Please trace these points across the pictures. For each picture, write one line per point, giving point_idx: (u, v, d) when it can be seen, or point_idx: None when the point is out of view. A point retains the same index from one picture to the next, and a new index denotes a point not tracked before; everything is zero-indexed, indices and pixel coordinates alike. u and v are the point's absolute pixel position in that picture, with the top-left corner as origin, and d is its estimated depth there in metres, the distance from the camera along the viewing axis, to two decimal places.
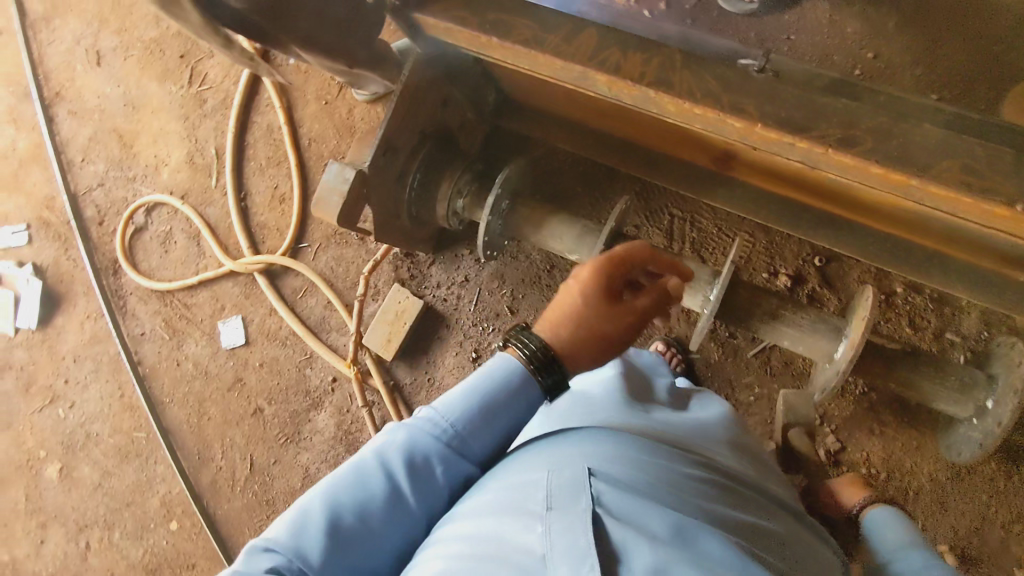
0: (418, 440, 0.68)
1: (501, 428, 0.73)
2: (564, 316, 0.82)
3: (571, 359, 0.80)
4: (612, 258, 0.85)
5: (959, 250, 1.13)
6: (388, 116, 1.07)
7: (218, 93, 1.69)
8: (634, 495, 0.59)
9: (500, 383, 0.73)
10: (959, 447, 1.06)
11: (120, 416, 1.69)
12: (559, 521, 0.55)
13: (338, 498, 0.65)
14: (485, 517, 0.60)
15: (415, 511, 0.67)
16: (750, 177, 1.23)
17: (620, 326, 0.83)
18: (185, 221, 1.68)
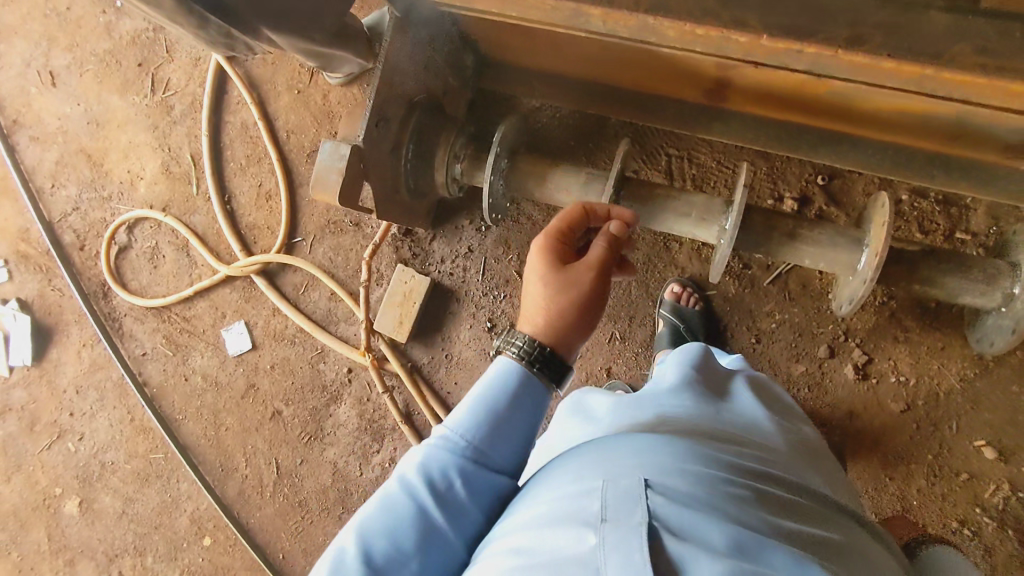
0: (434, 460, 0.66)
1: (520, 433, 0.70)
2: (532, 308, 0.78)
3: (560, 341, 0.76)
4: (552, 234, 0.84)
5: (964, 150, 1.11)
6: (375, 88, 1.04)
7: (184, 96, 1.62)
8: (694, 507, 0.56)
9: (505, 390, 0.70)
10: (990, 339, 1.07)
11: (133, 440, 1.65)
12: (614, 534, 0.53)
13: (366, 531, 0.63)
14: (534, 529, 0.58)
15: (450, 534, 0.65)
16: (743, 108, 1.21)
17: (587, 284, 0.78)
18: (171, 233, 1.63)
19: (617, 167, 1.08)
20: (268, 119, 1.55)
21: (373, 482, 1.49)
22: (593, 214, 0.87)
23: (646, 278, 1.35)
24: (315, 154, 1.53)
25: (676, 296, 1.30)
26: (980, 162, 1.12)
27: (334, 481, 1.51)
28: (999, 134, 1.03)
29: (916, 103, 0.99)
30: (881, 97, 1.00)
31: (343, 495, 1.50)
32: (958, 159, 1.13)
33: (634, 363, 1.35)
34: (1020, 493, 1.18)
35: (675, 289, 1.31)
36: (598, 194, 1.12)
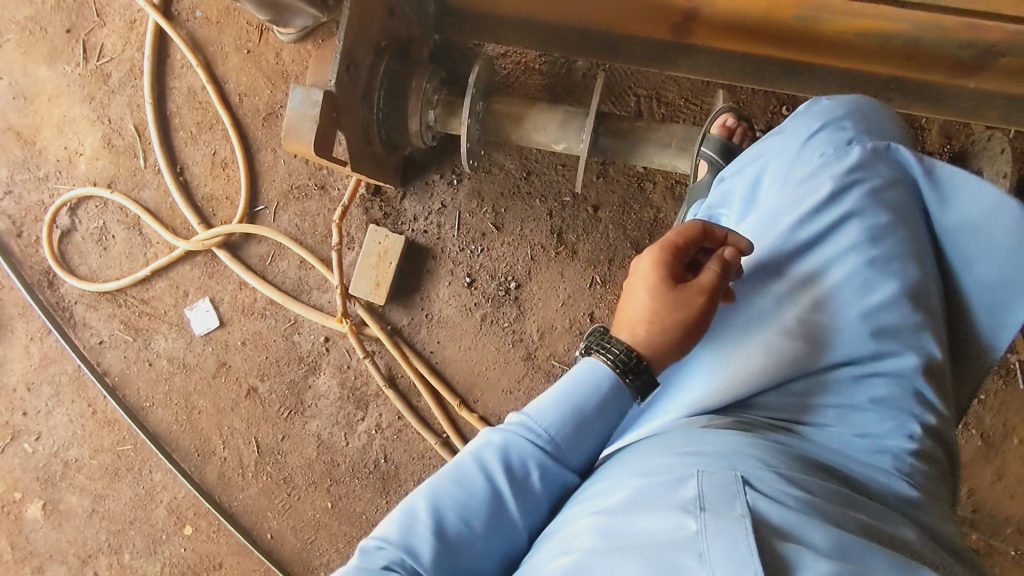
0: (512, 444, 0.69)
1: (597, 437, 0.72)
2: (635, 317, 0.77)
3: (657, 359, 0.75)
4: (668, 248, 0.77)
5: (919, 70, 1.12)
6: (343, 28, 1.00)
7: (122, 63, 1.52)
8: (793, 508, 0.56)
9: (590, 389, 0.72)
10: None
11: (97, 434, 1.56)
12: (715, 522, 0.53)
13: (441, 497, 0.67)
14: (624, 513, 0.59)
15: (517, 518, 0.68)
16: (705, 42, 1.19)
17: (697, 314, 0.75)
18: (119, 211, 1.54)
19: (596, 103, 1.08)
20: (217, 82, 1.47)
21: (361, 451, 1.46)
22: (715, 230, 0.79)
23: (624, 221, 1.35)
24: (271, 117, 1.46)
25: (727, 130, 1.09)
26: (934, 84, 1.14)
27: (320, 453, 1.47)
28: (952, 43, 1.06)
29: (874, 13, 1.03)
30: (846, 16, 1.06)
31: (329, 467, 1.47)
32: (911, 82, 1.14)
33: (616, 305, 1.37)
34: (983, 396, 1.26)
35: (728, 122, 1.09)
36: (576, 134, 1.12)
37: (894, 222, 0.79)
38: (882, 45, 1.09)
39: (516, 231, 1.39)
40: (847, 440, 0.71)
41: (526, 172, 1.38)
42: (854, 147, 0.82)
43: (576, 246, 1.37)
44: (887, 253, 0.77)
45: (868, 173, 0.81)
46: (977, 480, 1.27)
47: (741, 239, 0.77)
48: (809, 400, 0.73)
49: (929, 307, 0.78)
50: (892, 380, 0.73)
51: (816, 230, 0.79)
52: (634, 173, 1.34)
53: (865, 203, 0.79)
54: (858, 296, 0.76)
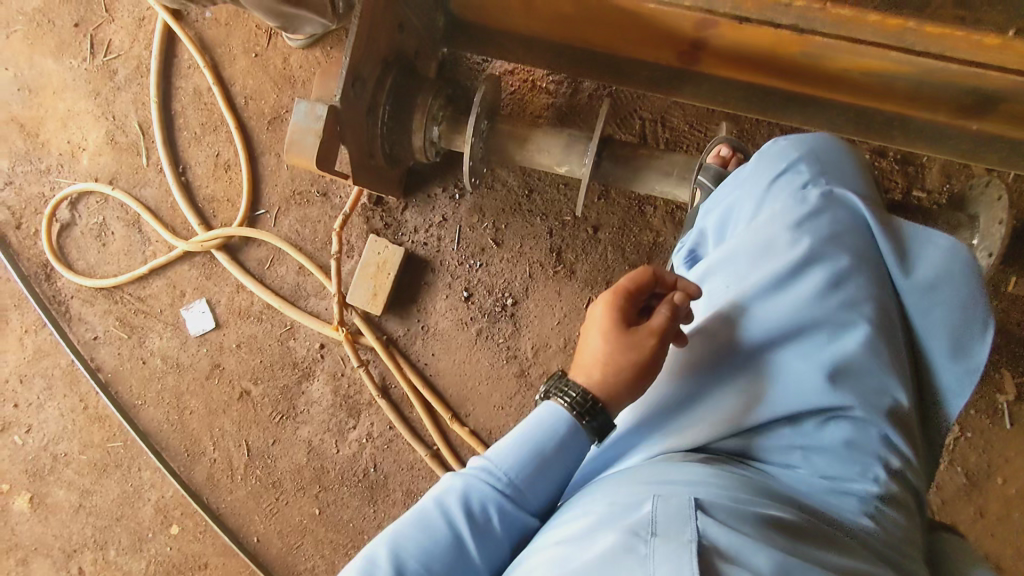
0: (472, 488, 0.69)
1: (559, 478, 0.71)
2: (590, 359, 0.76)
3: (613, 400, 0.74)
4: (620, 294, 0.76)
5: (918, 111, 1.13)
6: (352, 45, 1.00)
7: (129, 60, 1.52)
8: (740, 529, 0.54)
9: (549, 434, 0.71)
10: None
11: (88, 429, 1.56)
12: (664, 548, 0.52)
13: (403, 543, 0.66)
14: (582, 542, 0.58)
15: (478, 563, 0.67)
16: (712, 70, 1.20)
17: (649, 354, 0.74)
18: (120, 208, 1.54)
19: (600, 127, 1.08)
20: (224, 84, 1.47)
21: (350, 459, 1.46)
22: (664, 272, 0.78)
23: (623, 242, 1.36)
24: (276, 121, 1.46)
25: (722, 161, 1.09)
26: (935, 125, 1.15)
27: (310, 460, 1.47)
28: (955, 85, 1.06)
29: (884, 57, 1.03)
30: (853, 53, 1.04)
31: (319, 473, 1.47)
32: (915, 122, 1.15)
33: None
34: (969, 434, 1.27)
35: (722, 152, 1.10)
36: (580, 156, 1.12)
37: (857, 267, 0.75)
38: (885, 85, 1.10)
39: (516, 248, 1.39)
40: (806, 481, 0.66)
41: (528, 190, 1.39)
42: (814, 195, 0.80)
43: (574, 266, 1.38)
44: (848, 300, 0.73)
45: (828, 217, 0.78)
46: (958, 516, 1.28)
47: (690, 282, 0.76)
48: (767, 442, 0.69)
49: (895, 353, 0.73)
50: (855, 425, 0.69)
51: (774, 272, 0.76)
52: (635, 196, 1.35)
53: (824, 246, 0.76)
54: (817, 340, 0.72)
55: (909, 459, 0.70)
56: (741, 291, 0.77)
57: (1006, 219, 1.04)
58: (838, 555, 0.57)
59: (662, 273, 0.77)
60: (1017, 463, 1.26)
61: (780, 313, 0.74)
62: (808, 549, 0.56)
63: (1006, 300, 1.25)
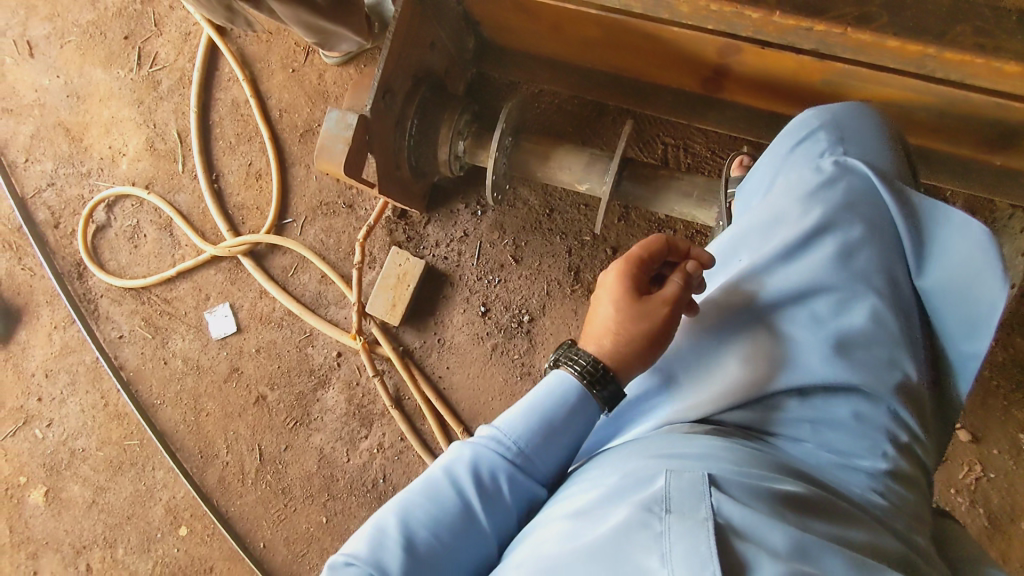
0: (481, 456, 0.69)
1: (567, 447, 0.72)
2: (600, 328, 0.76)
3: (623, 370, 0.74)
4: (632, 262, 0.78)
5: (941, 141, 1.16)
6: (385, 59, 1.04)
7: (173, 72, 1.59)
8: (755, 507, 0.53)
9: (557, 402, 0.71)
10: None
11: (106, 426, 1.59)
12: (678, 526, 0.51)
13: (413, 513, 0.66)
14: (595, 517, 0.57)
15: (487, 529, 0.67)
16: (734, 97, 1.24)
17: (660, 322, 0.74)
18: (153, 212, 1.59)
19: (621, 149, 1.09)
20: (261, 97, 1.53)
21: (360, 469, 1.46)
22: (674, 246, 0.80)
23: None
24: (308, 133, 1.51)
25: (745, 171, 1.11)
26: (960, 157, 1.18)
27: (320, 468, 1.48)
28: (977, 122, 1.07)
29: (905, 91, 1.04)
30: (874, 84, 1.05)
31: (328, 481, 1.47)
32: (938, 154, 1.19)
33: None
34: (990, 474, 1.24)
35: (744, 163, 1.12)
36: (600, 175, 1.14)
37: (869, 237, 0.75)
38: (909, 114, 1.11)
39: (534, 266, 1.41)
40: (817, 457, 0.66)
41: (549, 210, 1.41)
42: (829, 164, 0.80)
43: (592, 286, 1.39)
44: (858, 271, 0.74)
45: (843, 185, 0.78)
46: None
47: (701, 254, 0.79)
48: (781, 414, 0.68)
49: (903, 325, 0.74)
50: (864, 399, 0.69)
51: (785, 242, 0.76)
52: (656, 219, 1.36)
53: (838, 214, 0.76)
54: (824, 311, 0.72)
55: (915, 433, 0.71)
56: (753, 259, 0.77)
57: None
58: (849, 531, 0.56)
59: (673, 242, 0.79)
60: None
61: (790, 283, 0.74)
62: (816, 523, 0.54)
63: None
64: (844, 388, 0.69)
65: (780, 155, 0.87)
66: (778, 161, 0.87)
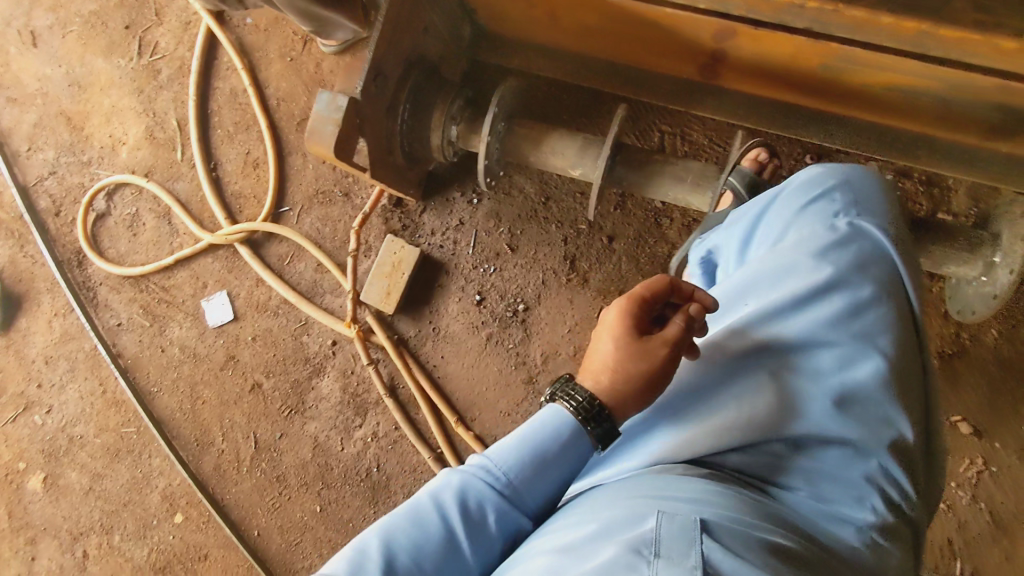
0: (469, 485, 0.69)
1: (556, 482, 0.71)
2: (599, 364, 0.75)
3: (619, 407, 0.74)
4: (634, 302, 0.76)
5: (944, 129, 1.14)
6: (375, 42, 1.03)
7: (173, 61, 1.60)
8: (746, 560, 0.55)
9: (549, 436, 0.71)
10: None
11: (104, 413, 1.60)
12: (667, 572, 0.53)
13: (395, 536, 0.66)
14: (582, 554, 0.58)
15: (469, 560, 0.68)
16: (732, 85, 1.23)
17: (659, 363, 0.73)
18: (152, 200, 1.60)
19: (613, 134, 1.08)
20: (258, 86, 1.53)
21: (354, 458, 1.46)
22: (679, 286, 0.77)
23: (637, 253, 1.35)
24: (305, 122, 1.52)
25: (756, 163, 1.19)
26: (962, 145, 1.16)
27: (314, 456, 1.48)
28: (977, 108, 1.05)
29: (904, 76, 1.02)
30: (872, 68, 1.03)
31: (323, 470, 1.47)
32: (942, 142, 1.16)
33: None
34: (994, 469, 1.19)
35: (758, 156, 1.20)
36: (594, 159, 1.13)
37: (877, 296, 0.76)
38: (908, 100, 1.09)
39: (530, 255, 1.40)
40: (809, 506, 0.67)
41: (545, 198, 1.40)
42: (843, 224, 0.81)
43: (587, 275, 1.37)
44: (864, 328, 0.74)
45: (855, 248, 0.79)
46: (984, 559, 1.19)
47: (705, 295, 0.75)
48: (778, 466, 0.69)
49: (907, 386, 0.74)
50: (857, 456, 0.70)
51: (793, 292, 0.76)
52: (652, 208, 1.35)
53: (849, 273, 0.76)
54: (825, 365, 0.73)
55: (909, 496, 0.71)
56: (759, 307, 0.78)
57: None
58: None
59: (677, 283, 0.76)
60: None
61: (798, 335, 0.75)
62: None
63: None
64: (838, 442, 0.70)
65: (789, 208, 0.86)
66: (787, 212, 0.86)
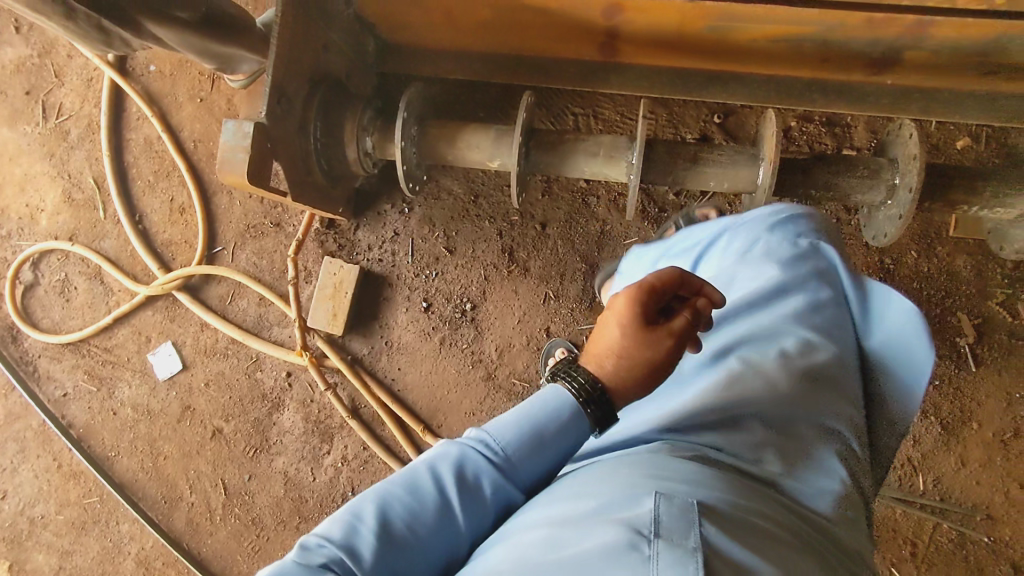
0: (467, 456, 0.69)
1: (554, 460, 0.71)
2: (602, 349, 0.74)
3: (620, 393, 0.73)
4: (645, 290, 0.75)
5: (835, 71, 1.19)
6: (272, 66, 1.04)
7: (80, 120, 1.57)
8: (742, 546, 0.56)
9: (552, 411, 0.70)
10: (1017, 245, 1.08)
11: (64, 488, 1.55)
12: (668, 555, 0.53)
13: (390, 501, 0.66)
14: (578, 528, 0.58)
15: (462, 528, 0.67)
16: (633, 59, 1.27)
17: (664, 352, 0.73)
18: (81, 262, 1.57)
19: (522, 118, 1.11)
20: (172, 131, 1.52)
21: (328, 485, 1.44)
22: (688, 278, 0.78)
23: (572, 235, 1.38)
24: None
25: None
26: (852, 83, 1.22)
27: (287, 491, 1.45)
28: (855, 44, 1.11)
29: (785, 24, 1.07)
30: (754, 23, 1.08)
31: (298, 504, 1.45)
32: (833, 83, 1.22)
33: (571, 319, 1.38)
34: (937, 382, 1.25)
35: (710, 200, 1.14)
36: (508, 147, 1.15)
37: (829, 301, 0.84)
38: (793, 47, 1.15)
39: (469, 253, 1.41)
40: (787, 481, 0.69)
41: (474, 196, 1.42)
42: (804, 243, 0.88)
43: (527, 264, 1.39)
44: (820, 325, 0.82)
45: (810, 263, 0.86)
46: (942, 467, 1.24)
47: (715, 290, 0.78)
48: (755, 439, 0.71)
49: (854, 379, 0.82)
50: (819, 436, 0.75)
51: (755, 294, 0.83)
52: (578, 189, 1.38)
53: (806, 280, 0.84)
54: (793, 353, 0.78)
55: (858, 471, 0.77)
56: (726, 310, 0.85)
57: (920, 153, 1.00)
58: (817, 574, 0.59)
59: (689, 275, 0.76)
60: (989, 406, 1.23)
61: (764, 331, 0.80)
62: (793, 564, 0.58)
63: (949, 245, 1.25)
64: (805, 423, 0.75)
65: (754, 219, 0.92)
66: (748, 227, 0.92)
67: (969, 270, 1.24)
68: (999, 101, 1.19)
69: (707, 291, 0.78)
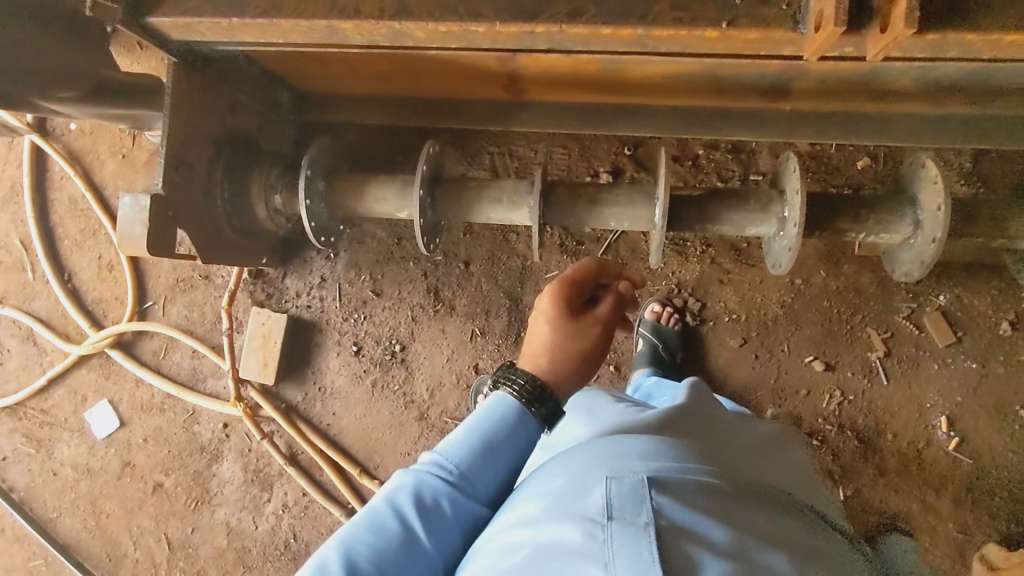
0: (423, 482, 0.71)
1: (508, 463, 0.75)
2: (538, 347, 0.85)
3: (560, 382, 0.82)
4: (567, 285, 0.89)
5: (731, 100, 1.22)
6: (165, 137, 1.05)
7: (4, 183, 1.57)
8: (697, 507, 0.60)
9: (499, 421, 0.75)
10: (904, 269, 1.10)
11: (9, 552, 1.55)
12: (621, 533, 0.56)
13: (354, 545, 0.67)
14: (539, 524, 0.60)
15: (431, 554, 0.69)
16: (540, 96, 1.30)
17: (594, 337, 0.86)
18: (12, 325, 1.57)
19: (421, 171, 1.12)
20: (96, 189, 1.52)
21: (270, 533, 1.45)
22: (606, 271, 0.94)
23: (495, 271, 1.40)
24: None
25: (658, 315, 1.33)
26: (751, 110, 1.25)
27: (230, 541, 1.46)
28: (743, 78, 1.13)
29: (672, 66, 1.09)
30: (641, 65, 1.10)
31: (241, 554, 1.45)
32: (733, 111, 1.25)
33: (498, 355, 1.40)
34: (851, 397, 1.29)
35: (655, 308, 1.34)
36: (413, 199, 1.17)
37: None
38: (687, 83, 1.18)
39: (395, 295, 1.43)
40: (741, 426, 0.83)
41: (398, 239, 1.43)
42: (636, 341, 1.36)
43: (453, 302, 1.41)
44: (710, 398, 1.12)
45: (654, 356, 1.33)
46: (860, 480, 1.27)
47: (632, 273, 0.95)
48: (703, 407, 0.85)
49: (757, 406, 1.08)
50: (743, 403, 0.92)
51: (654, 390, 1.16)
52: (498, 227, 1.40)
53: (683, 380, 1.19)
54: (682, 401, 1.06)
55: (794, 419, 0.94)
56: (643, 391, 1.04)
57: (801, 188, 1.02)
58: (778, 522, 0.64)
59: (605, 266, 0.93)
60: (901, 416, 1.27)
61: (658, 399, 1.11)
62: (751, 518, 0.62)
63: (854, 263, 1.28)
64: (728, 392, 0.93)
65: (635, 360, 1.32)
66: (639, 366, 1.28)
67: (875, 287, 1.28)
68: (886, 122, 1.21)
69: (620, 279, 0.94)
